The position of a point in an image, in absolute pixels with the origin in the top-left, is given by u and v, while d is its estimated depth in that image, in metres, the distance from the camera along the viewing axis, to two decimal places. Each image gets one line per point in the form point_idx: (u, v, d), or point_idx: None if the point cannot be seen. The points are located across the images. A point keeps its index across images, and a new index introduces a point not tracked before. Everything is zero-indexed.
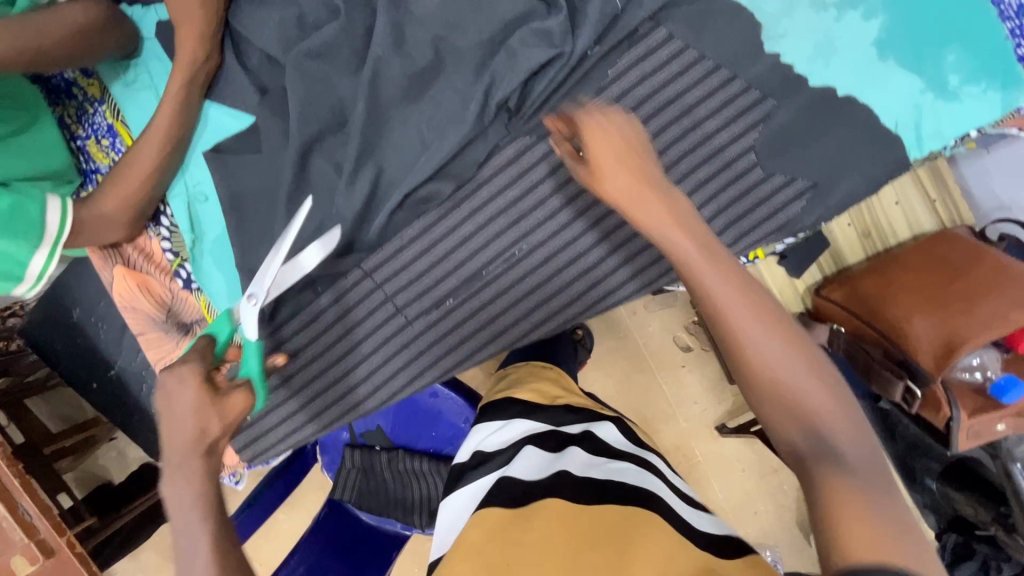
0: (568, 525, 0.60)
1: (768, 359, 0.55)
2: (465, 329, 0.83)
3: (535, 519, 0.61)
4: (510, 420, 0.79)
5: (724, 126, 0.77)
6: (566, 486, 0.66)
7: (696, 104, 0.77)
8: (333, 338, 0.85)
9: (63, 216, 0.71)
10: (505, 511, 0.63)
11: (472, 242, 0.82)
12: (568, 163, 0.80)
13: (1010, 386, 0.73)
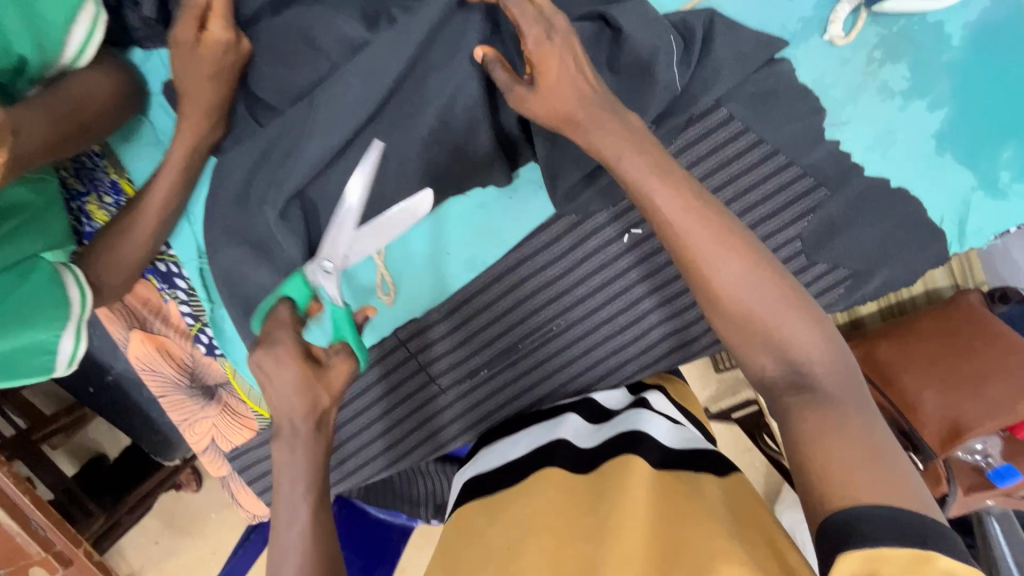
0: (556, 494, 0.60)
1: (806, 360, 0.49)
2: (498, 400, 0.83)
3: (520, 497, 0.62)
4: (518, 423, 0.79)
5: (775, 213, 0.75)
6: (559, 452, 0.66)
7: (751, 189, 0.75)
8: (366, 402, 0.84)
9: (83, 287, 0.65)
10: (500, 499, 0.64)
11: (511, 314, 0.81)
12: (615, 242, 0.80)
13: (1007, 474, 0.80)
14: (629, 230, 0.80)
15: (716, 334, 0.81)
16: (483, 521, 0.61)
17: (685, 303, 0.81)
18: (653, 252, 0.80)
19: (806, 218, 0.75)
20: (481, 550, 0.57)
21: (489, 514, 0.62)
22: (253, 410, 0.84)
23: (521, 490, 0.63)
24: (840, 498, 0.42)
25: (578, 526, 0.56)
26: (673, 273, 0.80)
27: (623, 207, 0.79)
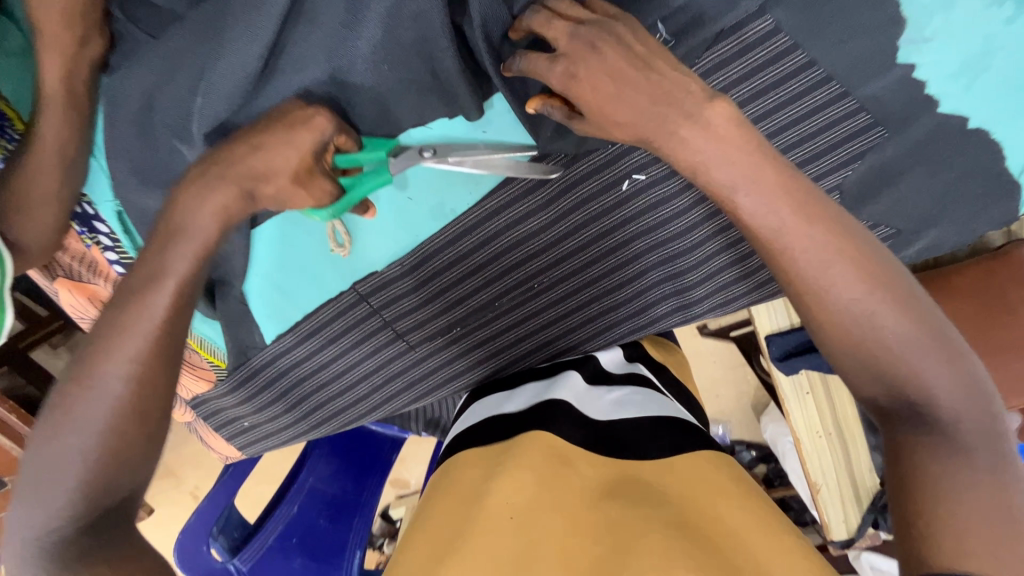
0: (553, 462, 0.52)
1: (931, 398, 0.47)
2: (470, 359, 0.77)
3: (512, 459, 0.52)
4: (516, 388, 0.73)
5: (810, 158, 0.61)
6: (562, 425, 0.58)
7: (785, 128, 0.60)
8: (329, 358, 0.77)
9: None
10: (489, 457, 0.54)
11: (485, 270, 0.71)
12: (611, 190, 0.66)
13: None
14: (630, 176, 0.65)
15: (719, 297, 0.72)
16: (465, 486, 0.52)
17: (688, 263, 0.70)
18: (657, 203, 0.66)
19: (848, 166, 0.61)
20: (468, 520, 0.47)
21: (472, 477, 0.53)
22: (209, 360, 0.78)
23: (515, 447, 0.54)
24: (944, 557, 0.41)
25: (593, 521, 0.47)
26: (678, 228, 0.68)
27: (624, 147, 0.63)
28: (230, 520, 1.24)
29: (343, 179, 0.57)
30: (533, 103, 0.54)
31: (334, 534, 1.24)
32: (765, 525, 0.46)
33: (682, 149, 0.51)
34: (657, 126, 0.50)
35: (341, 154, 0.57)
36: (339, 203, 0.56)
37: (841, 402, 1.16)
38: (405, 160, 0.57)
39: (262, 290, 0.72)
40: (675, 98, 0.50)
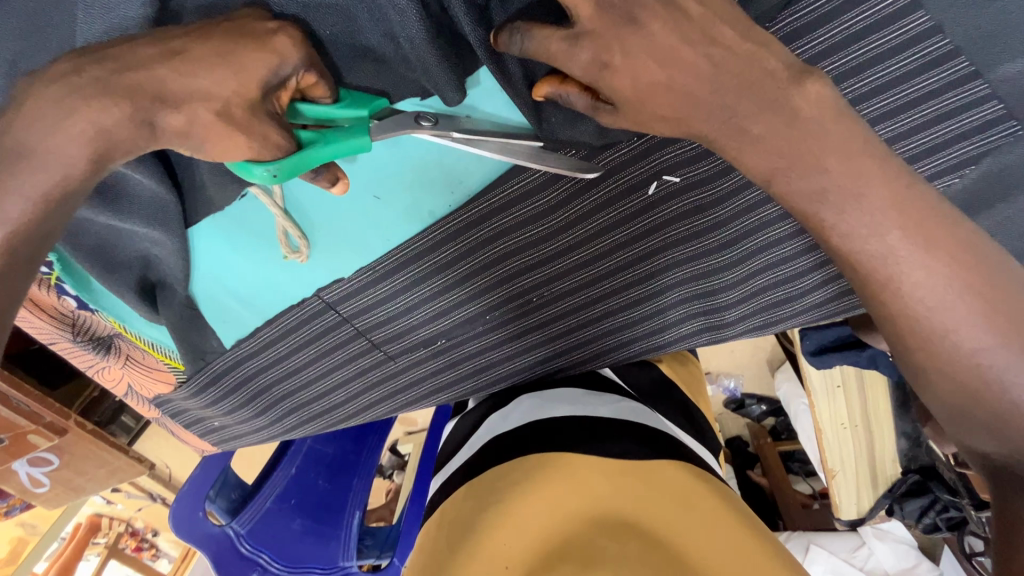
0: (547, 476, 0.52)
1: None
2: (459, 370, 0.68)
3: (506, 481, 0.53)
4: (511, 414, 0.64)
5: (918, 157, 0.46)
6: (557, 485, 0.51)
7: (890, 114, 0.44)
8: (297, 366, 0.68)
9: None
10: (485, 483, 0.54)
11: (474, 281, 0.59)
12: (634, 194, 0.51)
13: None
14: (660, 177, 0.50)
15: (757, 320, 0.59)
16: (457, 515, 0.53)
17: (723, 281, 0.57)
18: (690, 210, 0.52)
19: (957, 172, 0.47)
20: (460, 542, 0.49)
21: (469, 499, 0.54)
22: (166, 362, 0.69)
23: (511, 471, 0.54)
24: None
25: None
26: (716, 241, 0.54)
27: (655, 141, 0.47)
28: (227, 482, 1.19)
29: (302, 131, 0.42)
30: (541, 90, 0.40)
31: (335, 495, 1.18)
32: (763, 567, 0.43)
33: (751, 149, 0.37)
34: (721, 120, 0.37)
35: (307, 103, 0.42)
36: (288, 159, 0.41)
37: (874, 396, 1.06)
38: (390, 126, 0.43)
39: (214, 296, 0.61)
40: (750, 80, 0.35)
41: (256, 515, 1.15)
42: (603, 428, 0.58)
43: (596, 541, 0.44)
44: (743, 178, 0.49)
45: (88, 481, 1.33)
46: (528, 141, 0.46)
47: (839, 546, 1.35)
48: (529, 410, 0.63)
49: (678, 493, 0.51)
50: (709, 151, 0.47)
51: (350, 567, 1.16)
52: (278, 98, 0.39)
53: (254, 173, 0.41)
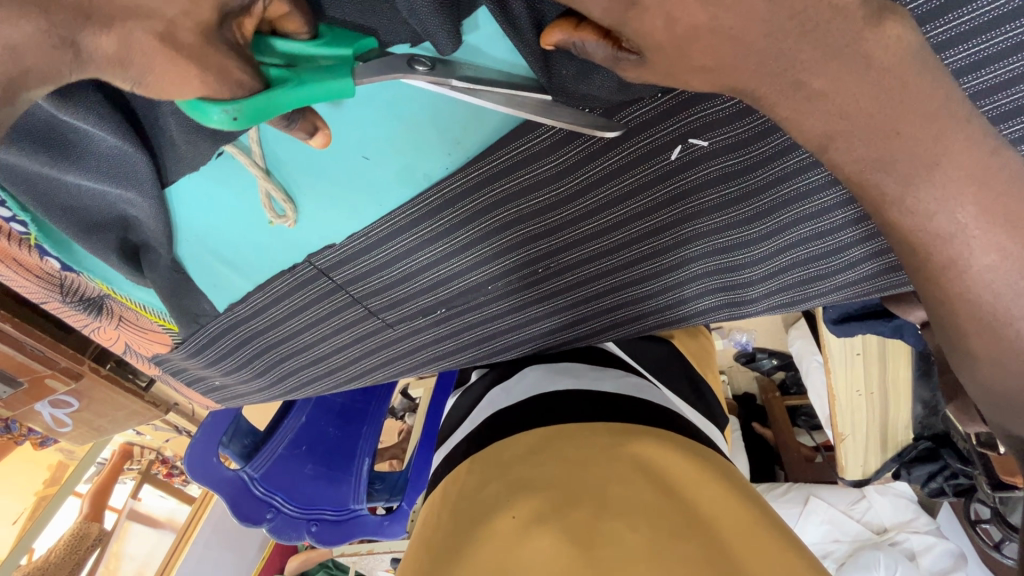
0: (547, 451, 0.51)
1: None
2: (460, 339, 0.66)
3: (506, 458, 0.52)
4: (513, 384, 0.62)
5: (1008, 115, 0.39)
6: (552, 450, 0.51)
7: (982, 63, 0.37)
8: (293, 331, 0.65)
9: None
10: (486, 460, 0.53)
11: (476, 249, 0.55)
12: (655, 160, 0.46)
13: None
14: (686, 141, 0.44)
15: (781, 297, 0.55)
16: (458, 492, 0.52)
17: (747, 255, 0.52)
18: (718, 178, 0.47)
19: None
20: (465, 521, 0.48)
21: (471, 476, 0.52)
22: (160, 325, 0.67)
23: (511, 448, 0.53)
24: None
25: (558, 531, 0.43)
26: (742, 212, 0.49)
27: (683, 99, 0.41)
28: (238, 428, 1.18)
29: (272, 69, 0.36)
30: (552, 37, 0.34)
31: (346, 442, 1.19)
32: (764, 535, 0.43)
33: (805, 109, 0.31)
34: (776, 73, 0.30)
35: (279, 38, 0.36)
36: (251, 97, 0.34)
37: (895, 364, 1.01)
38: (380, 69, 0.37)
39: (201, 257, 0.57)
40: (816, 21, 0.28)
41: (269, 460, 1.15)
42: (609, 406, 0.56)
43: (602, 515, 0.44)
44: (783, 142, 0.43)
45: (110, 423, 1.36)
46: (535, 95, 0.40)
47: (837, 498, 1.34)
48: (532, 384, 0.60)
49: (676, 463, 0.50)
50: (746, 110, 0.41)
51: (361, 511, 1.19)
52: (240, 24, 0.33)
53: (210, 115, 0.34)
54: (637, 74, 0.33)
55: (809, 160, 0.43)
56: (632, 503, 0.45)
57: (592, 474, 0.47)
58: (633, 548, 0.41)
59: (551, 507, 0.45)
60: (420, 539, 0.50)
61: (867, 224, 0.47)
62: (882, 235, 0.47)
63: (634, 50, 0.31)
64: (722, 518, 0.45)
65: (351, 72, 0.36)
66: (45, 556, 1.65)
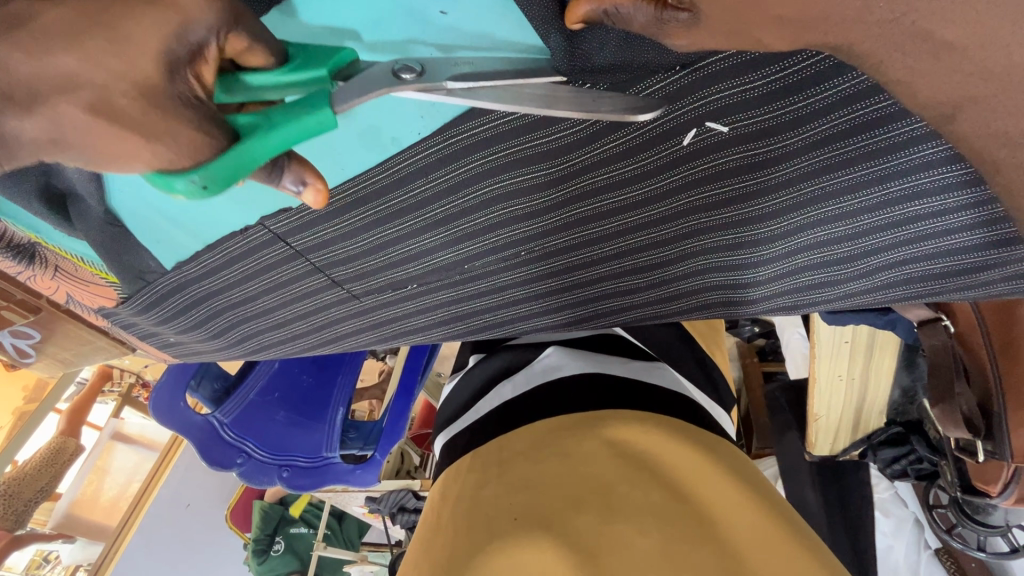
0: (550, 447, 0.46)
1: None
2: (438, 315, 0.61)
3: (508, 455, 0.47)
4: (513, 375, 0.57)
5: None
6: (556, 446, 0.46)
7: None
8: (250, 295, 0.59)
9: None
10: (486, 455, 0.49)
11: (454, 225, 0.49)
12: (662, 145, 0.39)
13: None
14: (705, 124, 0.37)
15: (787, 297, 0.50)
16: (458, 491, 0.48)
17: (757, 254, 0.47)
18: (736, 171, 0.40)
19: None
20: (463, 528, 0.43)
21: (471, 473, 0.48)
22: (102, 277, 0.60)
23: (513, 444, 0.48)
24: None
25: (569, 540, 0.39)
26: (761, 209, 0.43)
27: (717, 66, 0.33)
28: (208, 371, 1.12)
29: (240, 117, 0.31)
30: (578, 11, 0.28)
31: (320, 390, 1.14)
32: (778, 537, 0.38)
33: (903, 65, 0.25)
34: (890, 21, 0.23)
35: (246, 73, 0.31)
36: (218, 162, 0.30)
37: (880, 354, 0.99)
38: (360, 89, 0.31)
39: (141, 213, 0.49)
40: (952, 54, 0.23)
41: (240, 405, 1.11)
42: (619, 397, 0.51)
43: (609, 520, 0.40)
44: (833, 129, 0.35)
45: (74, 358, 1.27)
46: (541, 79, 0.33)
47: None
48: (539, 371, 0.55)
49: (685, 456, 0.45)
50: (815, 77, 0.33)
51: (333, 459, 1.13)
52: (196, 72, 0.28)
53: (173, 186, 0.30)
54: (687, 39, 0.27)
55: (855, 153, 0.36)
56: (642, 505, 0.40)
57: (597, 472, 0.43)
58: (641, 558, 0.37)
59: (554, 510, 0.41)
60: (420, 543, 0.47)
61: (896, 233, 0.41)
62: (914, 247, 0.41)
63: (684, 7, 0.26)
64: (740, 528, 0.40)
65: (329, 100, 0.31)
66: (22, 468, 1.59)
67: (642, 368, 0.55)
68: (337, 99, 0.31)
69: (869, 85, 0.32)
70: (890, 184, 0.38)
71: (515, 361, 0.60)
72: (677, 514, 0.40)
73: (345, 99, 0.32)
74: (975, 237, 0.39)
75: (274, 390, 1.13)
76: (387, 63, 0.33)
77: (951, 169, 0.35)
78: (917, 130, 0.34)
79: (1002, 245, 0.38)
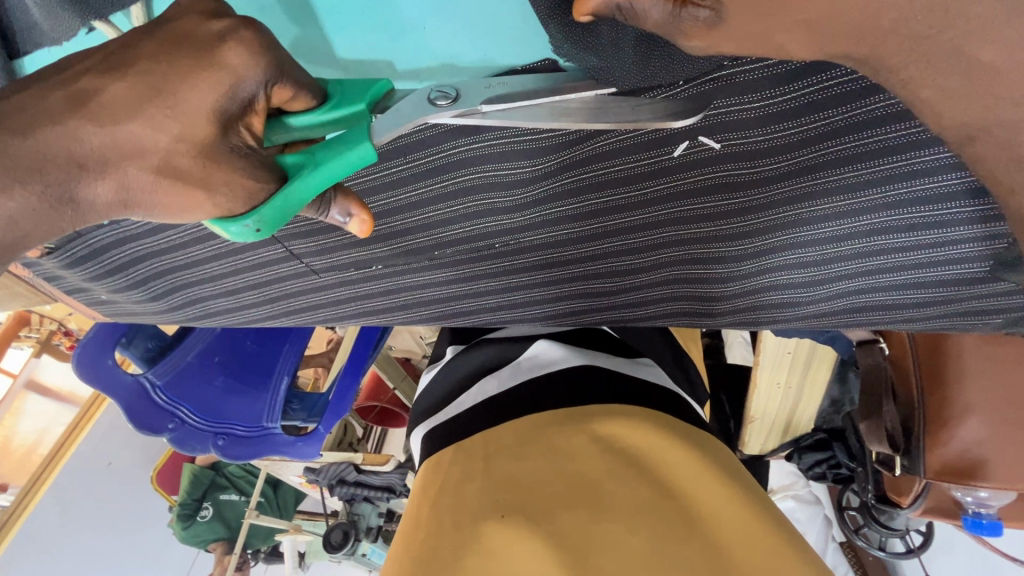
0: (537, 442, 0.45)
1: None
2: (399, 299, 0.59)
3: (493, 450, 0.46)
4: (499, 369, 0.55)
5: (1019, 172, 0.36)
6: (544, 439, 0.45)
7: None
8: (197, 259, 0.55)
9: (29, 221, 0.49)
10: (471, 447, 0.47)
11: (429, 209, 0.47)
12: (650, 155, 0.39)
13: (986, 528, 0.67)
14: (696, 138, 0.37)
15: (747, 315, 0.52)
16: (443, 481, 0.46)
17: (728, 270, 0.48)
18: (719, 189, 0.41)
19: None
20: (448, 522, 0.42)
21: (455, 465, 0.47)
22: None
23: (498, 438, 0.47)
24: None
25: (553, 539, 0.38)
26: (736, 227, 0.44)
27: (729, 74, 0.33)
28: (140, 328, 1.04)
29: (286, 155, 0.35)
30: (588, 3, 0.26)
31: (264, 357, 1.07)
32: (766, 531, 0.38)
33: (927, 80, 0.24)
34: (926, 34, 0.22)
35: (290, 117, 0.36)
36: (268, 206, 0.34)
37: (816, 368, 1.04)
38: (401, 119, 0.34)
39: None
40: (986, 72, 0.23)
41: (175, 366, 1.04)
42: (607, 387, 0.50)
43: (596, 516, 0.39)
44: (832, 155, 0.36)
45: None
46: (583, 92, 0.34)
47: None
48: (528, 366, 0.53)
49: (663, 444, 0.44)
50: (834, 100, 0.33)
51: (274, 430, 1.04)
52: (247, 124, 0.33)
53: (231, 229, 0.35)
54: (705, 44, 0.26)
55: (832, 184, 0.38)
56: (630, 501, 0.40)
57: (585, 468, 0.42)
58: (628, 554, 0.36)
59: (544, 508, 0.40)
60: (403, 537, 0.45)
61: (859, 264, 0.43)
62: (870, 277, 0.44)
63: (706, 5, 0.23)
64: (731, 522, 0.39)
65: (367, 135, 0.34)
66: None
67: (634, 364, 0.54)
68: (375, 133, 0.34)
69: (881, 115, 0.33)
70: (865, 216, 0.39)
71: (502, 357, 0.57)
72: (666, 507, 0.40)
73: (383, 131, 0.34)
74: (933, 274, 0.41)
75: (214, 352, 1.06)
76: (423, 89, 0.35)
77: (947, 207, 0.36)
78: (922, 164, 0.35)
79: (954, 282, 0.41)
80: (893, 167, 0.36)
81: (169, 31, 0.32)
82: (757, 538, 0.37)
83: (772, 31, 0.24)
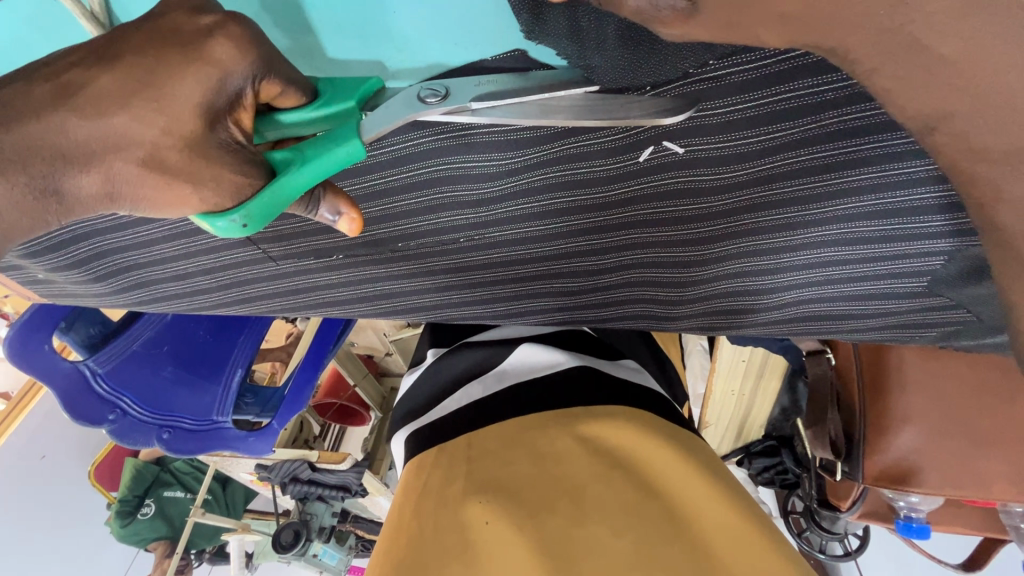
0: (522, 444, 0.45)
1: None
2: (360, 291, 0.57)
3: (477, 453, 0.46)
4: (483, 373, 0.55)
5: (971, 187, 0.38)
6: (530, 442, 0.45)
7: None
8: (147, 238, 0.53)
9: None
10: (454, 450, 0.47)
11: (397, 199, 0.46)
12: (616, 157, 0.40)
13: (915, 531, 0.72)
14: (661, 143, 0.38)
15: (706, 320, 0.54)
16: (423, 484, 0.45)
17: (691, 276, 0.49)
18: (682, 195, 0.42)
19: (985, 281, 0.40)
20: (429, 527, 0.41)
21: (436, 468, 0.46)
22: None
23: (484, 439, 0.47)
24: None
25: (537, 541, 0.38)
26: (698, 233, 0.45)
27: (715, 77, 0.34)
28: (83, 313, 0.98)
29: (276, 151, 0.35)
30: None
31: (217, 347, 1.03)
32: (741, 526, 0.38)
33: (889, 76, 0.24)
34: (889, 26, 0.22)
35: (280, 113, 0.36)
36: (256, 201, 0.34)
37: (767, 376, 1.08)
38: (391, 116, 0.35)
39: None
40: (945, 67, 0.23)
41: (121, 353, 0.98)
42: (586, 387, 0.50)
43: (581, 520, 0.39)
44: (791, 165, 0.38)
45: None
46: (571, 91, 0.34)
47: None
48: (511, 371, 0.53)
49: (643, 443, 0.44)
50: (809, 109, 0.34)
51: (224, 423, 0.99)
52: (235, 119, 0.34)
53: (218, 223, 0.35)
54: (681, 32, 0.25)
55: (792, 194, 0.40)
56: (612, 501, 0.40)
57: (568, 471, 0.42)
58: (613, 555, 0.37)
59: (532, 509, 0.40)
60: (383, 540, 0.44)
61: (811, 273, 0.45)
62: (820, 286, 0.46)
63: None
64: (710, 521, 0.39)
65: (356, 132, 0.35)
66: None
67: (614, 365, 0.55)
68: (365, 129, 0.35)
69: (840, 129, 0.35)
70: (822, 227, 0.41)
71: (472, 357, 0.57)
72: (648, 506, 0.40)
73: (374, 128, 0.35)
74: (878, 284, 0.44)
75: (163, 340, 1.01)
76: (412, 87, 0.36)
77: (892, 220, 0.39)
78: (867, 180, 0.37)
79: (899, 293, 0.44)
80: (846, 180, 0.38)
81: (152, 35, 0.32)
82: (731, 534, 0.38)
83: (748, 23, 0.24)
